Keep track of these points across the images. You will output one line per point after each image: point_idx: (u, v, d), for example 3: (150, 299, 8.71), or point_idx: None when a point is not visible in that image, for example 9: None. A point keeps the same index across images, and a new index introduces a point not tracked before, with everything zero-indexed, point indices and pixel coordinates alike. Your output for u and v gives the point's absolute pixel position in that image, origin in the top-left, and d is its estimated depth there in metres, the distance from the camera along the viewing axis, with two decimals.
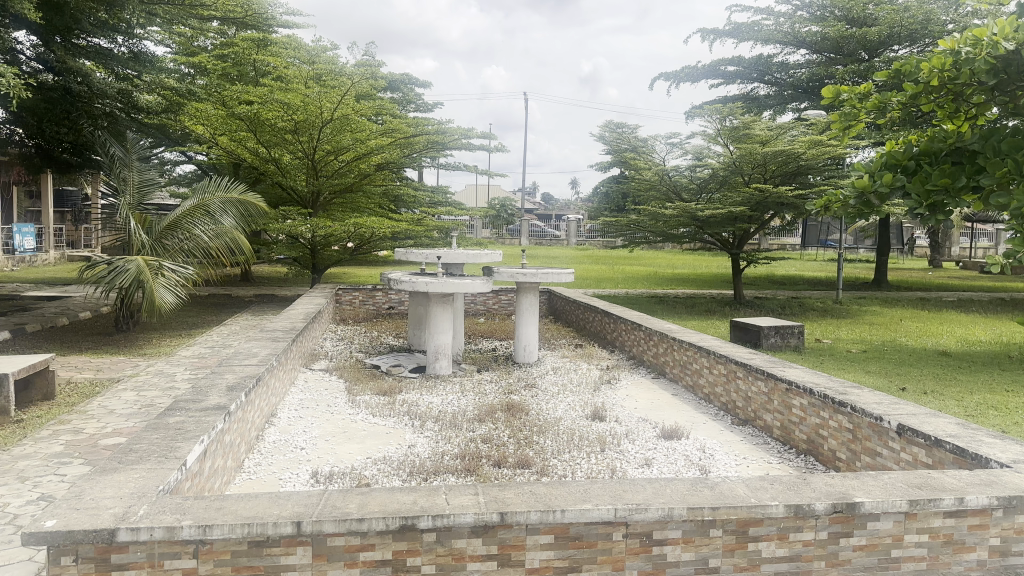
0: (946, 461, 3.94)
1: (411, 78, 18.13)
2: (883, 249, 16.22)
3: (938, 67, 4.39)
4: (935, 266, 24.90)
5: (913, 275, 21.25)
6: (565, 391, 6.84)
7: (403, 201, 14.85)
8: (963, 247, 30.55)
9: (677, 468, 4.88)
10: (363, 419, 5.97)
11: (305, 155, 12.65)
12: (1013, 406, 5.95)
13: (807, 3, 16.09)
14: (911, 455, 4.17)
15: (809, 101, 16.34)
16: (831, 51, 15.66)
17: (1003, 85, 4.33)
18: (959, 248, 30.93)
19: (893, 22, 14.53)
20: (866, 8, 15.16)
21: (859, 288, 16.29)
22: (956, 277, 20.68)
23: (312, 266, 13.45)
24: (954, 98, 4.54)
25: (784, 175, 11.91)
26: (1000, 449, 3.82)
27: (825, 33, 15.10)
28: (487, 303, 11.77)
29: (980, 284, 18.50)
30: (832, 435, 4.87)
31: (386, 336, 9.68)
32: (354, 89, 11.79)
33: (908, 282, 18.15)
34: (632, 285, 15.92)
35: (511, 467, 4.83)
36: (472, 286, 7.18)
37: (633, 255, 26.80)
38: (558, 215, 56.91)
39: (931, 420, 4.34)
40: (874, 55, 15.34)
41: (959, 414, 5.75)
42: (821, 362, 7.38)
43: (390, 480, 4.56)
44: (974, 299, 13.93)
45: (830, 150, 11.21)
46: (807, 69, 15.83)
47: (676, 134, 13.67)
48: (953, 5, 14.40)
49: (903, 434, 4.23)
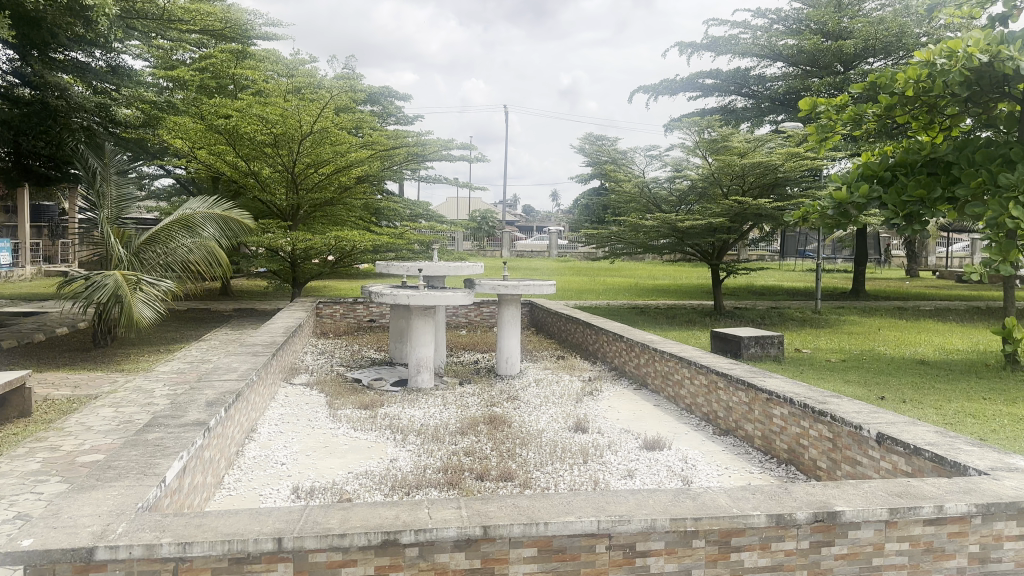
0: (925, 469, 3.98)
1: (391, 91, 18.15)
2: (861, 259, 16.39)
3: (911, 85, 6.44)
4: (912, 276, 25.20)
5: (891, 285, 21.49)
6: (548, 403, 6.84)
7: (384, 213, 14.82)
8: (940, 256, 30.93)
9: (659, 479, 4.89)
10: (344, 433, 5.92)
11: (284, 169, 12.57)
12: (990, 414, 6.01)
13: (783, 17, 16.32)
14: (891, 463, 4.21)
15: (786, 113, 16.51)
16: (808, 64, 15.86)
17: (955, 106, 6.59)
18: (935, 257, 31.31)
19: (868, 36, 14.79)
20: (841, 22, 15.39)
21: (837, 298, 16.44)
22: (934, 287, 20.93)
23: (292, 280, 13.35)
24: (922, 112, 6.77)
25: (762, 187, 12.04)
26: (977, 457, 3.87)
27: (801, 46, 15.31)
28: (469, 315, 11.76)
29: (957, 293, 18.72)
30: (813, 444, 4.90)
31: (367, 349, 9.62)
32: (333, 101, 11.77)
33: (886, 292, 18.33)
34: (613, 296, 15.96)
35: (494, 480, 4.81)
36: (454, 299, 7.17)
37: (615, 266, 26.90)
38: (540, 227, 57.11)
39: (909, 428, 4.38)
40: (849, 67, 15.56)
41: (937, 422, 5.81)
42: (801, 372, 7.43)
43: (371, 495, 4.52)
44: (951, 308, 14.09)
45: (807, 162, 11.33)
46: (784, 81, 16.04)
47: (656, 146, 13.75)
48: (926, 18, 14.67)
49: (883, 442, 4.27)
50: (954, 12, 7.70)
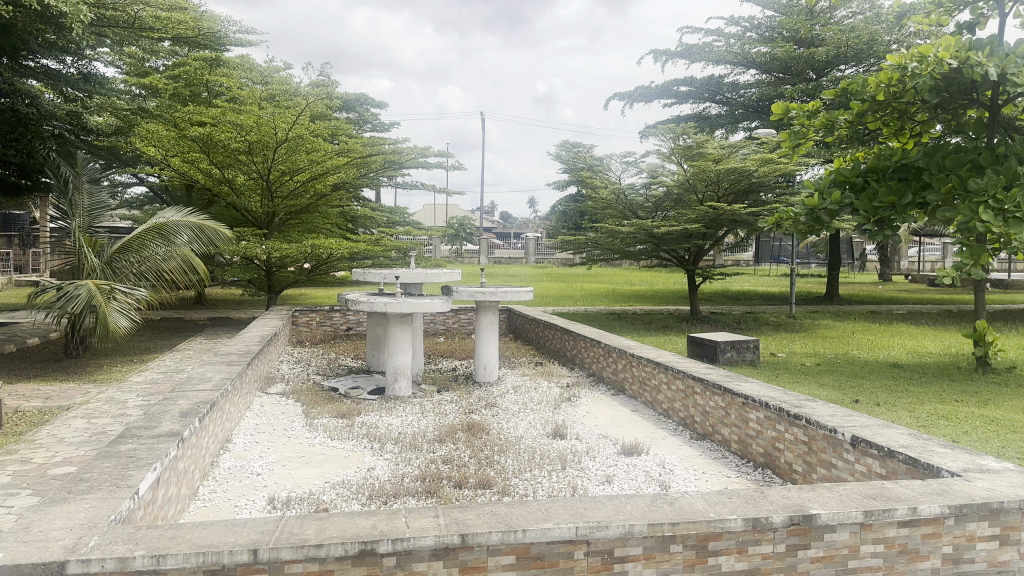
0: (899, 471, 4.02)
1: (368, 98, 18.10)
2: (834, 264, 16.58)
3: (881, 88, 6.57)
4: (885, 280, 25.54)
5: (864, 289, 21.76)
6: (526, 409, 6.83)
7: (361, 220, 14.75)
8: (912, 260, 31.38)
9: (637, 484, 4.89)
10: (321, 442, 5.88)
11: (260, 176, 12.47)
12: (962, 416, 6.11)
13: (756, 25, 16.51)
14: (865, 466, 4.25)
15: (759, 120, 16.68)
16: (780, 71, 16.05)
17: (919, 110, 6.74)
18: (907, 261, 31.75)
19: (839, 43, 15.00)
20: (812, 29, 15.59)
21: (811, 302, 16.63)
22: (906, 291, 21.21)
23: (267, 288, 13.23)
24: (893, 117, 6.90)
25: (736, 193, 12.14)
26: (950, 459, 3.92)
27: (774, 53, 15.49)
28: (446, 322, 11.74)
29: (928, 297, 19.00)
30: (788, 447, 4.94)
31: (344, 358, 9.55)
32: (310, 109, 11.74)
33: (860, 296, 18.54)
34: (591, 302, 16.02)
35: (472, 488, 4.79)
36: (431, 306, 7.14)
37: (592, 272, 26.99)
38: (517, 233, 57.23)
39: (882, 431, 4.43)
40: (821, 74, 15.75)
41: (911, 424, 5.89)
42: (776, 376, 7.50)
43: (348, 504, 4.49)
44: (922, 311, 14.29)
45: (780, 168, 11.46)
46: (757, 89, 16.22)
47: (631, 152, 13.83)
48: (896, 26, 14.90)
49: (857, 445, 4.32)
50: (922, 18, 7.95)
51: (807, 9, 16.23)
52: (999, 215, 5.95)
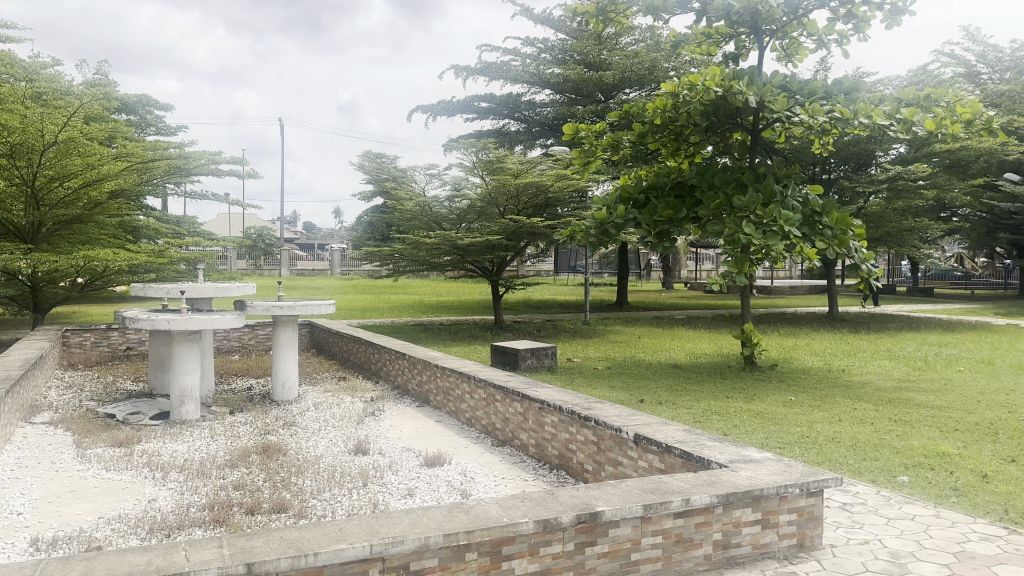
0: (676, 465, 4.35)
1: (151, 99, 16.81)
2: (624, 273, 17.74)
3: (658, 111, 7.21)
4: (669, 287, 27.75)
5: (651, 296, 23.48)
6: (327, 426, 6.64)
7: (145, 231, 13.65)
8: (692, 269, 34.37)
9: (438, 495, 4.91)
10: (95, 475, 5.33)
11: (23, 182, 11.16)
12: (731, 411, 6.74)
13: (550, 47, 17.35)
14: (647, 462, 4.56)
15: (554, 137, 17.51)
16: (572, 91, 16.96)
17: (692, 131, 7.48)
18: (689, 270, 34.71)
19: (624, 68, 16.14)
20: (601, 54, 16.63)
21: (605, 309, 17.67)
22: (687, 297, 23.18)
23: (32, 306, 11.84)
24: (671, 138, 7.61)
25: (535, 207, 12.64)
26: (719, 451, 4.31)
27: (566, 74, 16.34)
28: (242, 338, 11.15)
29: (705, 303, 20.90)
30: (580, 448, 5.19)
31: (124, 381, 8.75)
32: (84, 110, 10.71)
33: (647, 303, 19.98)
34: (396, 314, 15.92)
35: (267, 512, 4.57)
36: (222, 322, 6.74)
37: (398, 284, 26.85)
38: (320, 245, 55.69)
39: (662, 428, 4.78)
40: (609, 96, 16.83)
41: (689, 420, 6.41)
42: (571, 380, 7.86)
43: (125, 540, 4.11)
44: (700, 316, 15.69)
45: (574, 183, 12.10)
46: (553, 108, 16.99)
47: (435, 165, 13.97)
48: (672, 55, 16.30)
49: (641, 442, 4.62)
50: (694, 48, 8.77)
51: (595, 35, 17.31)
52: (758, 228, 6.73)
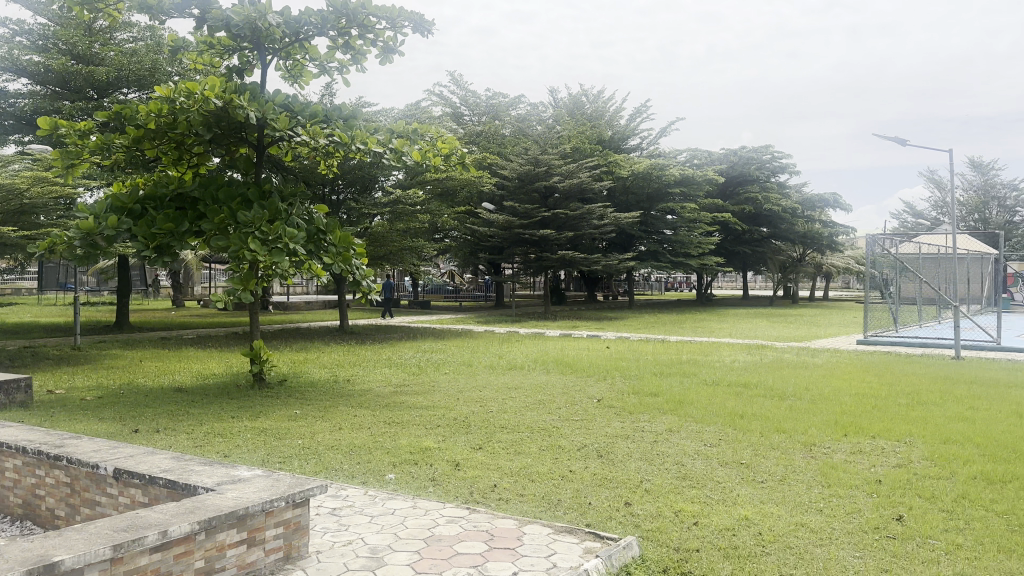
0: (160, 496, 4.02)
1: None
2: (124, 291, 16.09)
3: (154, 117, 6.94)
4: (179, 305, 26.09)
5: (160, 316, 21.76)
6: None
7: None
8: (208, 287, 32.92)
9: None
10: None
11: None
12: (235, 432, 6.56)
13: (25, 29, 14.94)
14: (128, 496, 4.12)
15: (31, 134, 15.08)
16: (56, 84, 14.83)
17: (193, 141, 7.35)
18: (204, 288, 33.15)
19: (120, 67, 14.75)
20: (91, 47, 14.93)
21: (99, 332, 15.77)
22: (200, 315, 22.07)
23: None
24: (171, 146, 7.44)
25: (5, 213, 10.73)
26: (206, 475, 4.12)
27: (46, 65, 14.23)
28: None
29: (219, 321, 20.17)
30: (49, 493, 4.50)
31: None
32: None
33: (152, 323, 18.45)
34: None
35: None
36: None
37: None
38: None
39: (148, 458, 4.39)
40: (103, 95, 15.16)
41: (187, 446, 6.05)
42: (47, 417, 6.77)
43: None
44: (211, 335, 15.08)
45: (56, 189, 10.59)
46: (28, 99, 14.62)
47: None
48: (176, 60, 15.45)
49: (120, 477, 4.15)
50: (197, 58, 8.50)
51: (84, 25, 15.44)
52: (262, 245, 6.90)
